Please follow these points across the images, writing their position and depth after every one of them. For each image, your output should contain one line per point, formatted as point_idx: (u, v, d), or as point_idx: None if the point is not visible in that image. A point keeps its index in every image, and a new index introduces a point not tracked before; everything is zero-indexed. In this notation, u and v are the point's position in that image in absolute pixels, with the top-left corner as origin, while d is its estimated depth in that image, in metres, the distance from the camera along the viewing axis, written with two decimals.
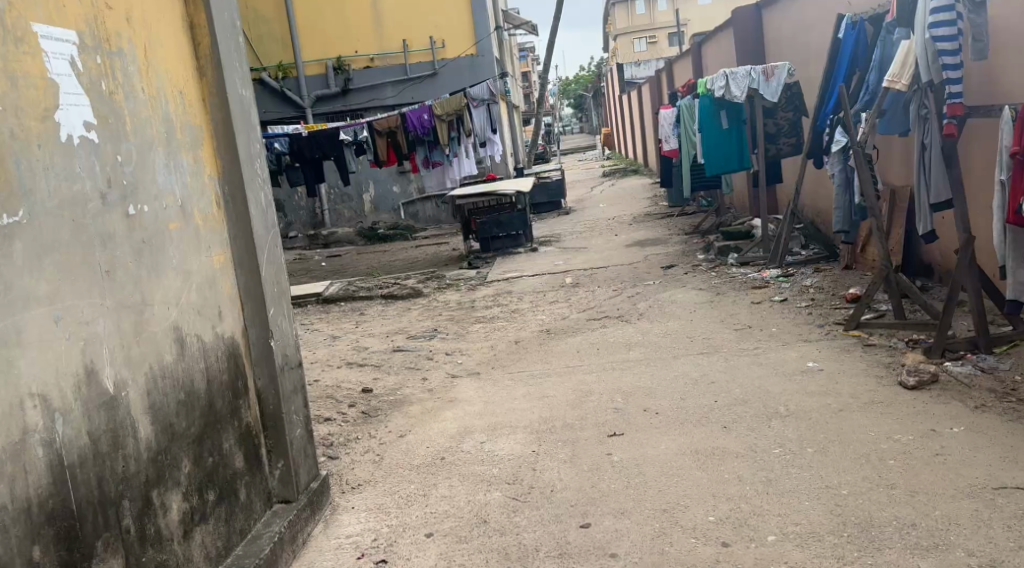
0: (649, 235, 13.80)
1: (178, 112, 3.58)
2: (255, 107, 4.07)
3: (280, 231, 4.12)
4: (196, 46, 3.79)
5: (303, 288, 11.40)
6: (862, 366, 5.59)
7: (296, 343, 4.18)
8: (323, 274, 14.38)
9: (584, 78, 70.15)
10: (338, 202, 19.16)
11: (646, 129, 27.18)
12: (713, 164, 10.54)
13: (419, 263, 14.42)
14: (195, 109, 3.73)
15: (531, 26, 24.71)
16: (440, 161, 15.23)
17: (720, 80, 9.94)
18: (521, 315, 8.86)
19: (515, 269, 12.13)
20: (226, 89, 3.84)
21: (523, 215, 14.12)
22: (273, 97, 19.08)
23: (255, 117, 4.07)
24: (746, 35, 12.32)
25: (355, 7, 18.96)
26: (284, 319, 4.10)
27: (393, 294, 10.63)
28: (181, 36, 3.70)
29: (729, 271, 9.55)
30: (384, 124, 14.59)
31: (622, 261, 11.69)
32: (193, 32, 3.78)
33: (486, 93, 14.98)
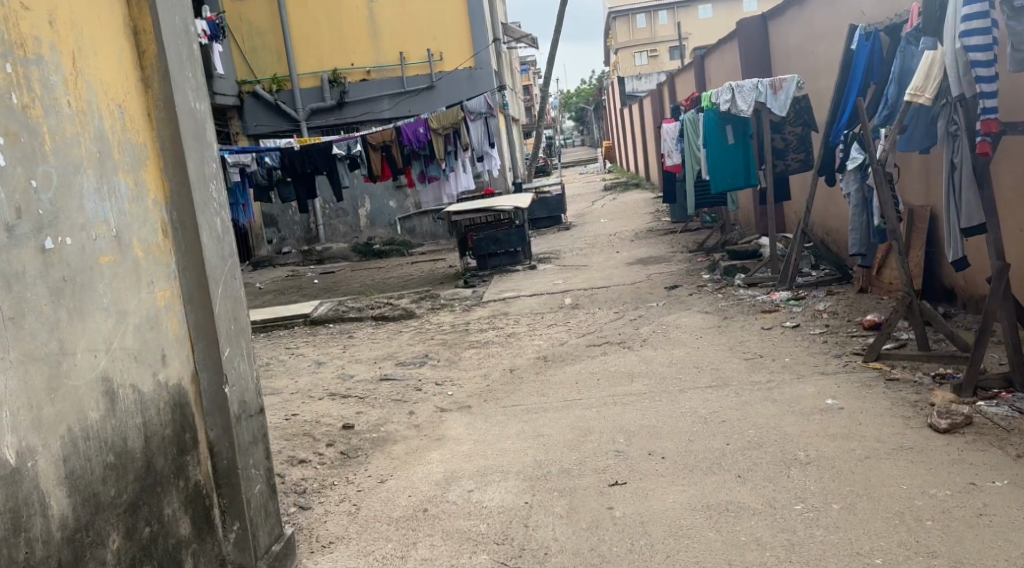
0: (651, 252, 13.33)
1: (115, 128, 3.15)
2: (211, 120, 3.62)
3: (238, 262, 3.66)
4: (141, 53, 3.34)
5: (291, 308, 10.94)
6: (886, 405, 5.14)
7: (257, 388, 3.72)
8: (315, 292, 13.94)
9: (585, 92, 69.86)
10: (333, 217, 18.74)
11: (647, 143, 26.75)
12: (718, 181, 10.07)
13: (414, 281, 13.97)
14: (138, 123, 3.29)
15: (531, 38, 24.33)
16: (436, 177, 14.84)
17: (724, 93, 9.47)
18: (517, 339, 8.39)
19: (513, 288, 11.65)
20: (176, 100, 3.39)
21: (521, 231, 13.66)
22: (267, 110, 18.65)
23: (212, 132, 3.63)
24: (753, 46, 11.89)
25: (351, 19, 18.58)
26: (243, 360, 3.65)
27: (385, 315, 10.15)
28: (123, 41, 3.27)
29: (736, 293, 9.12)
30: (378, 139, 14.17)
31: (624, 280, 11.22)
32: (137, 37, 3.33)
33: (483, 106, 14.49)
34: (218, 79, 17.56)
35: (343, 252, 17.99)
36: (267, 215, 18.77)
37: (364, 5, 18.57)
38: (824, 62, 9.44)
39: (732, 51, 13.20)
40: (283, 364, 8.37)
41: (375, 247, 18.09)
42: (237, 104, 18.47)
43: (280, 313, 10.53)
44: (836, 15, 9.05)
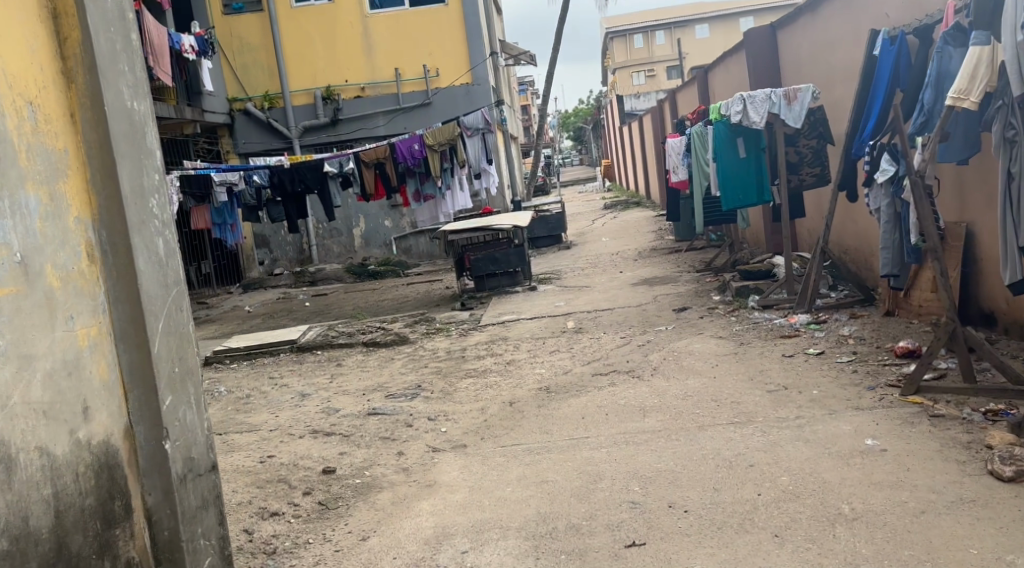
0: (657, 272, 12.75)
1: (31, 143, 3.10)
2: (151, 124, 3.58)
3: (182, 291, 3.60)
4: (65, 51, 3.30)
5: (278, 333, 10.36)
6: (934, 447, 4.56)
7: (207, 444, 3.66)
8: (306, 315, 13.38)
9: (584, 111, 69.52)
10: (327, 237, 18.20)
11: (648, 161, 26.20)
12: (729, 197, 9.47)
13: (408, 303, 13.39)
14: (61, 132, 3.25)
15: (529, 55, 23.85)
16: (432, 195, 14.22)
17: (735, 105, 8.93)
18: (516, 367, 7.80)
19: (512, 311, 11.06)
20: (106, 102, 3.34)
21: (521, 250, 13.07)
22: (259, 128, 18.15)
23: (152, 138, 3.58)
24: (761, 57, 11.34)
25: (344, 35, 18.08)
26: (189, 409, 3.58)
27: (376, 341, 9.55)
28: (41, 37, 3.22)
29: (749, 315, 8.55)
30: (371, 156, 13.63)
31: (629, 302, 10.63)
32: (60, 36, 3.29)
33: (480, 121, 13.99)
34: (207, 96, 17.07)
35: (335, 273, 17.40)
36: (258, 236, 18.23)
37: (357, 20, 18.07)
38: (841, 71, 8.92)
39: (738, 63, 12.64)
40: (265, 396, 7.77)
41: (370, 267, 17.52)
42: (227, 121, 17.98)
43: (266, 339, 9.94)
44: (855, 22, 8.51)
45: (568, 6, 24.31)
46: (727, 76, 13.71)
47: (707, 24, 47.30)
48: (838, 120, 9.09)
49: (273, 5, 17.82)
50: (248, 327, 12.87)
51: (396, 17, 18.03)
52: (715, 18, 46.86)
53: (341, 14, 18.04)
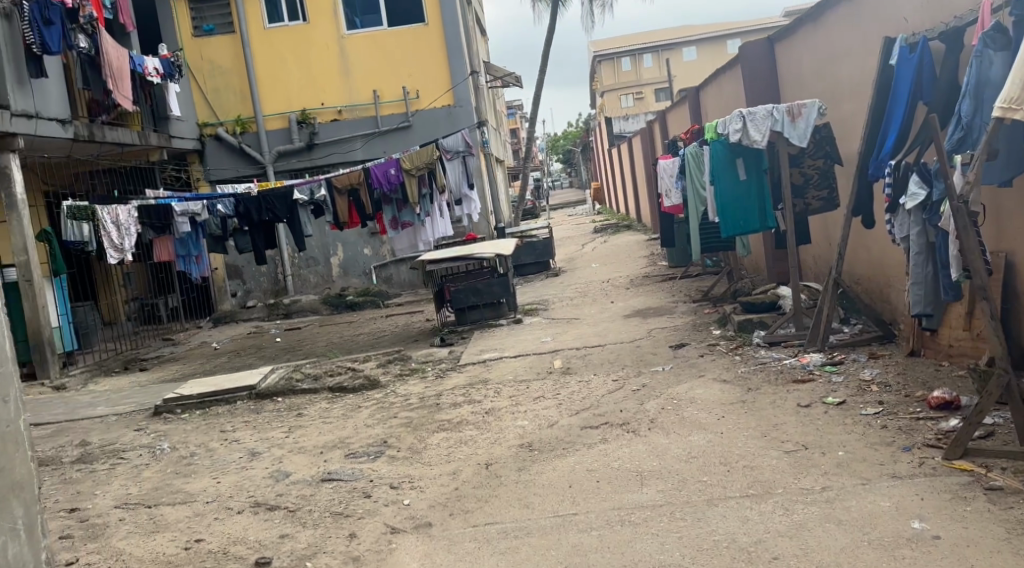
0: (651, 302, 11.91)
1: None
2: None
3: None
4: None
5: (238, 377, 9.50)
6: (999, 535, 3.81)
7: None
8: (277, 352, 12.52)
9: (572, 134, 69.01)
10: (303, 267, 17.34)
11: (638, 184, 25.45)
12: (729, 223, 8.53)
13: (385, 337, 12.52)
14: None
15: (515, 77, 23.14)
16: (410, 223, 13.29)
17: (733, 123, 8.13)
18: (496, 417, 6.94)
19: (494, 347, 10.22)
20: None
21: (505, 280, 12.14)
22: (230, 153, 17.34)
23: None
24: (758, 73, 10.55)
25: (320, 56, 17.29)
26: (8, 542, 3.59)
27: (342, 386, 8.67)
28: None
29: (754, 354, 7.74)
30: (345, 181, 12.69)
31: (622, 337, 9.78)
32: None
33: (460, 143, 13.13)
34: (174, 121, 16.26)
35: (312, 304, 16.53)
36: (231, 266, 17.37)
37: (334, 41, 17.27)
38: (850, 85, 8.14)
39: (732, 80, 11.84)
40: (212, 457, 6.88)
41: (348, 298, 16.66)
42: (197, 148, 17.17)
43: (223, 385, 9.07)
44: (866, 30, 7.74)
45: (554, 26, 23.66)
46: (719, 95, 12.92)
47: (693, 47, 47.08)
48: (847, 138, 8.31)
49: (244, 26, 17.06)
50: (212, 368, 12.00)
51: (374, 37, 17.23)
52: (702, 39, 46.41)
53: (316, 35, 17.26)
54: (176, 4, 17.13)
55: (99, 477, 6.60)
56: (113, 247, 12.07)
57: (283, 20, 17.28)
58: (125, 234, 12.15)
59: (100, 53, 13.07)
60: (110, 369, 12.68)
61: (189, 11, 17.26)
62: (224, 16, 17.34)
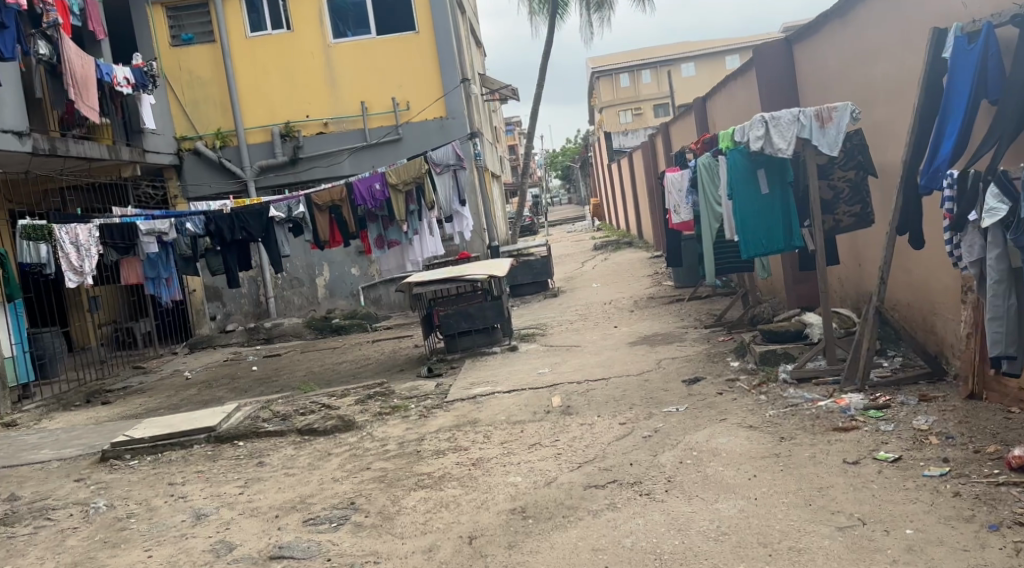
0: (658, 327, 10.92)
1: None
2: None
3: None
4: None
5: (200, 416, 8.54)
6: None
7: None
8: (251, 383, 11.54)
9: (572, 150, 68.19)
10: (287, 288, 16.37)
11: (639, 200, 24.48)
12: (748, 243, 7.55)
13: (370, 365, 11.51)
14: None
15: (510, 89, 22.24)
16: (396, 241, 12.31)
17: (752, 129, 7.16)
18: (485, 470, 5.96)
19: (486, 380, 9.22)
20: None
21: (499, 304, 11.01)
22: (210, 168, 16.35)
23: None
24: (775, 76, 9.59)
25: (305, 66, 16.34)
26: None
27: (312, 428, 7.69)
28: None
29: (782, 392, 6.76)
30: (325, 197, 11.68)
31: (626, 368, 8.79)
32: None
33: (451, 156, 12.13)
34: (148, 134, 15.31)
35: (295, 328, 15.54)
36: (210, 288, 16.35)
37: (319, 50, 16.31)
38: (888, 88, 7.17)
39: (744, 86, 10.87)
40: (152, 521, 5.93)
41: (334, 320, 15.67)
42: (175, 162, 16.19)
43: (181, 426, 8.11)
44: (908, 23, 6.77)
45: (551, 37, 22.79)
46: (728, 101, 11.95)
47: (692, 63, 46.12)
48: (882, 146, 7.37)
49: (225, 35, 16.13)
50: (179, 401, 11.01)
51: (362, 46, 16.25)
52: (701, 55, 45.59)
53: (301, 44, 16.31)
54: (153, 12, 16.23)
55: (16, 546, 5.68)
56: (72, 270, 11.10)
57: (266, 29, 16.36)
58: (85, 256, 11.13)
59: (62, 61, 12.19)
60: (70, 402, 11.72)
61: (167, 20, 16.38)
62: (204, 25, 16.43)
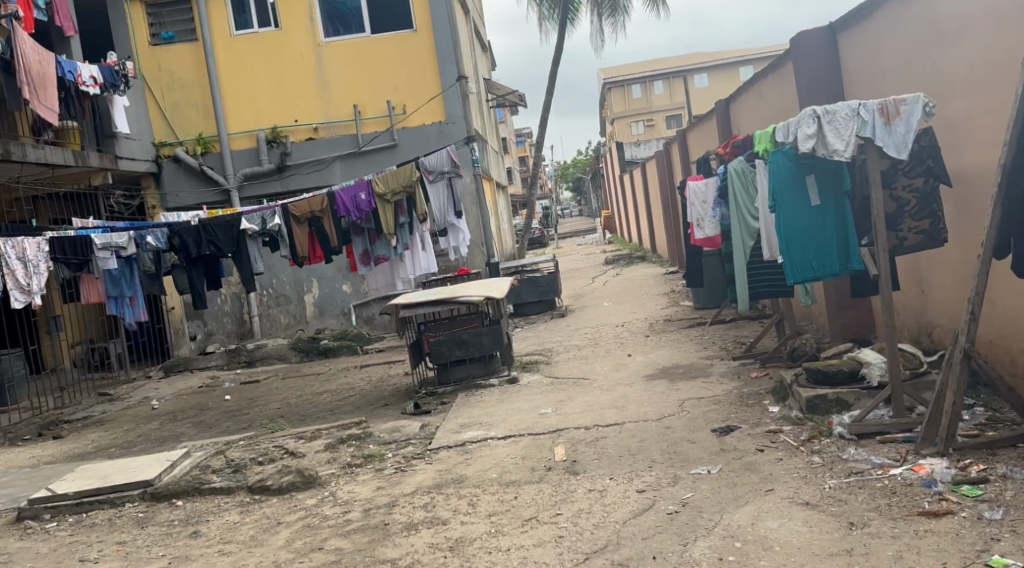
0: (678, 357, 9.58)
1: None
2: None
3: None
4: None
5: (138, 465, 7.25)
6: None
7: None
8: (219, 417, 10.27)
9: (583, 161, 66.91)
10: (273, 306, 15.11)
11: (652, 213, 23.13)
12: (794, 264, 6.27)
13: (354, 397, 10.22)
14: None
15: (517, 94, 20.98)
16: (384, 257, 10.99)
17: (802, 125, 5.90)
18: (465, 559, 4.69)
19: (479, 421, 7.90)
20: None
21: (497, 329, 9.68)
22: (191, 178, 14.96)
23: None
24: (819, 73, 8.23)
25: (294, 67, 14.97)
26: None
27: (265, 487, 6.41)
28: None
29: (840, 454, 5.54)
30: (303, 209, 10.35)
31: (643, 411, 7.45)
32: None
33: (445, 161, 10.80)
34: (123, 138, 13.97)
35: (279, 349, 14.24)
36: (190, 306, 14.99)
37: (309, 49, 14.94)
38: (993, 70, 5.81)
39: (780, 83, 9.44)
40: None
41: (322, 341, 14.38)
42: (153, 170, 14.84)
43: (112, 479, 6.82)
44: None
45: (560, 41, 21.59)
46: (758, 101, 10.55)
47: (705, 73, 44.82)
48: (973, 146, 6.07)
49: (208, 33, 14.76)
50: (136, 438, 9.75)
51: (355, 45, 14.89)
52: (714, 66, 44.32)
53: (290, 43, 14.96)
54: (132, 10, 14.87)
55: None
56: (19, 289, 9.79)
57: (253, 27, 15.03)
58: (34, 273, 9.81)
59: (16, 57, 10.93)
60: (17, 436, 10.43)
61: (147, 18, 15.02)
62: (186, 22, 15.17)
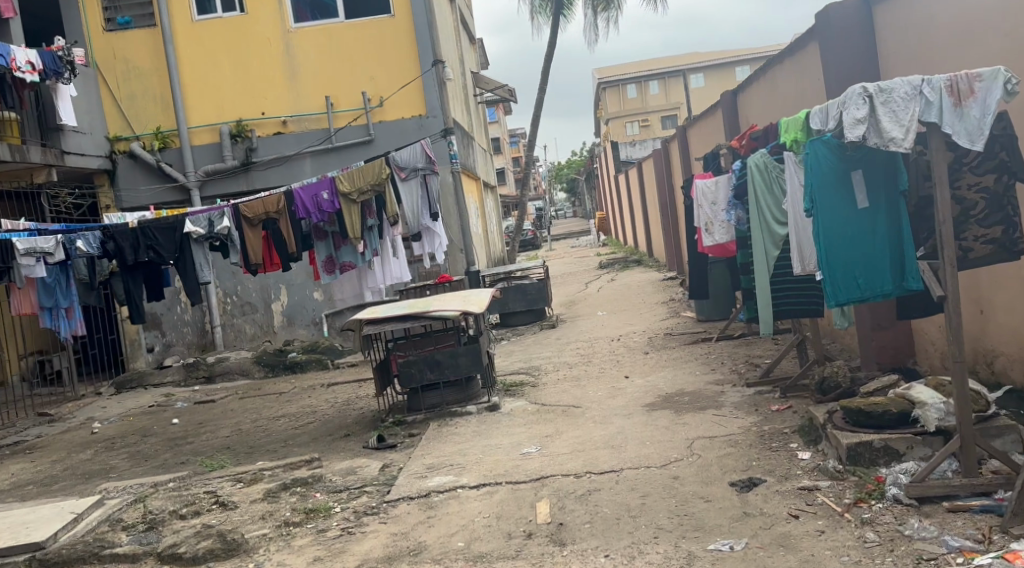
0: (683, 381, 8.36)
1: None
2: None
3: None
4: None
5: (35, 518, 6.02)
6: None
7: None
8: (161, 446, 9.02)
9: (577, 162, 65.73)
10: (237, 315, 13.84)
11: (649, 216, 21.93)
12: (836, 282, 5.14)
13: (313, 424, 8.98)
14: None
15: (507, 89, 19.77)
16: (350, 264, 9.72)
17: (850, 104, 4.73)
18: None
19: (449, 462, 6.65)
20: None
21: (475, 348, 8.39)
22: (148, 175, 13.65)
23: None
24: (855, 58, 7.02)
25: (260, 55, 13.69)
26: None
27: (177, 555, 5.20)
28: None
29: (901, 529, 4.37)
30: (257, 209, 9.06)
31: (645, 452, 6.24)
32: None
33: (419, 157, 9.48)
34: (69, 132, 12.64)
35: (241, 364, 13.00)
36: (148, 314, 13.78)
37: (278, 36, 13.65)
38: None
39: (800, 69, 8.19)
40: None
41: (289, 354, 13.15)
42: (105, 167, 13.52)
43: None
44: None
45: (553, 35, 20.42)
46: (772, 89, 9.29)
47: (700, 74, 43.77)
48: None
49: (166, 17, 13.43)
50: (62, 471, 8.50)
51: (328, 31, 13.63)
52: (710, 66, 43.34)
53: (256, 28, 13.65)
54: None
55: None
56: None
57: (216, 12, 13.72)
58: None
59: None
60: None
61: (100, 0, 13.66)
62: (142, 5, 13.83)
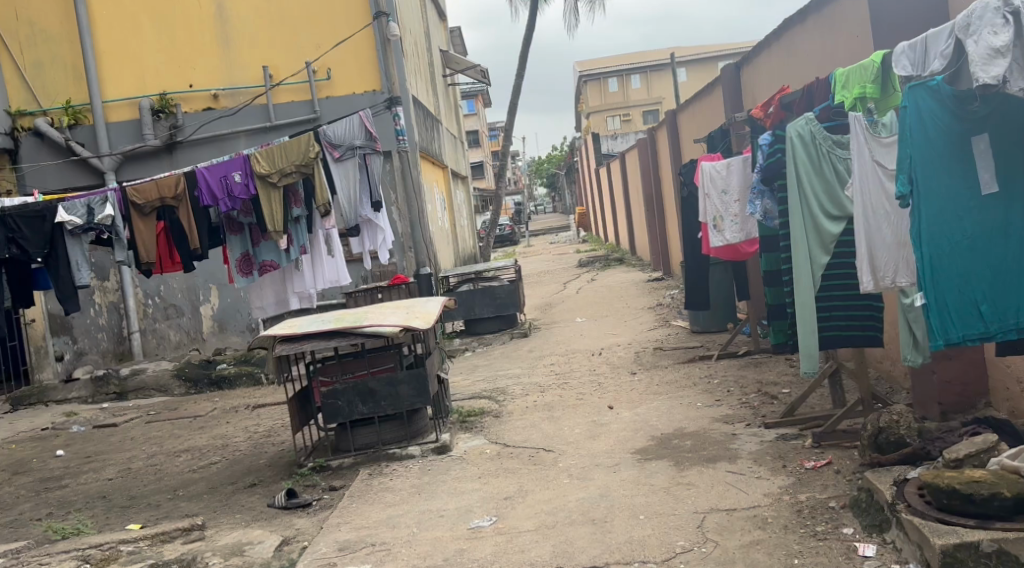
0: (682, 417, 6.61)
1: None
2: None
3: None
4: None
5: None
6: None
7: None
8: (26, 491, 7.18)
9: (557, 157, 64.05)
10: (160, 319, 11.96)
11: (634, 213, 20.17)
12: (954, 299, 4.16)
13: (217, 465, 7.18)
14: None
15: (479, 71, 17.96)
16: (272, 264, 7.96)
17: (984, 27, 3.75)
18: None
19: (370, 541, 4.88)
20: None
21: (419, 373, 6.60)
22: (56, 155, 11.68)
23: None
24: (913, 7, 5.36)
25: (188, 17, 11.76)
26: None
27: None
28: None
29: None
30: (149, 193, 7.32)
31: (637, 533, 4.48)
32: None
33: (356, 131, 7.70)
34: None
35: (159, 378, 11.21)
36: (55, 317, 11.63)
37: None
38: None
39: (830, 27, 6.51)
40: None
41: (217, 366, 11.34)
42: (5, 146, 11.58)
43: None
44: None
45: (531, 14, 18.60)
46: (788, 58, 7.57)
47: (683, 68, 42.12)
48: None
49: None
50: None
51: None
52: (694, 60, 41.71)
53: None
54: None
55: None
56: None
57: None
58: None
59: None
60: None
61: None
62: None
